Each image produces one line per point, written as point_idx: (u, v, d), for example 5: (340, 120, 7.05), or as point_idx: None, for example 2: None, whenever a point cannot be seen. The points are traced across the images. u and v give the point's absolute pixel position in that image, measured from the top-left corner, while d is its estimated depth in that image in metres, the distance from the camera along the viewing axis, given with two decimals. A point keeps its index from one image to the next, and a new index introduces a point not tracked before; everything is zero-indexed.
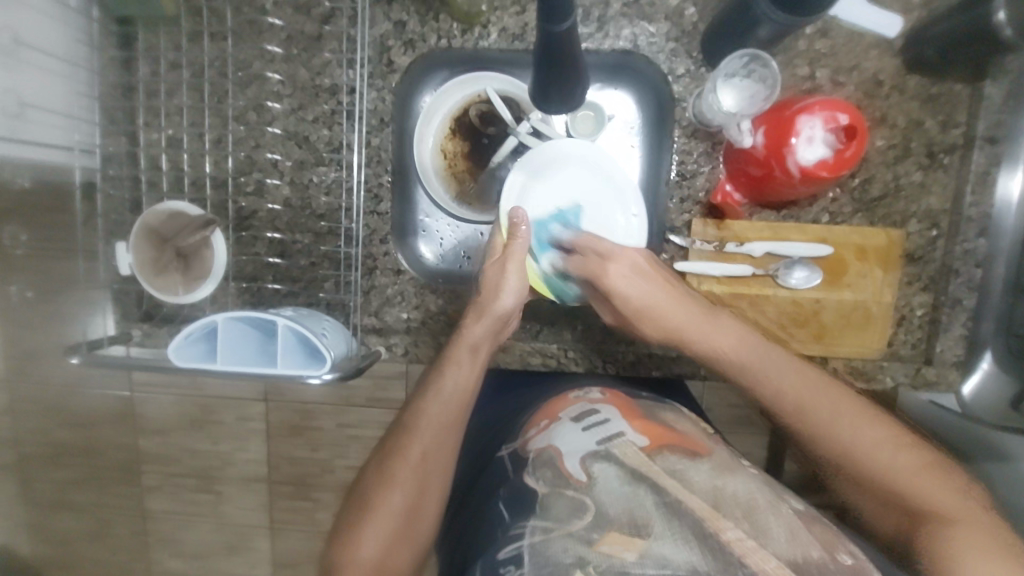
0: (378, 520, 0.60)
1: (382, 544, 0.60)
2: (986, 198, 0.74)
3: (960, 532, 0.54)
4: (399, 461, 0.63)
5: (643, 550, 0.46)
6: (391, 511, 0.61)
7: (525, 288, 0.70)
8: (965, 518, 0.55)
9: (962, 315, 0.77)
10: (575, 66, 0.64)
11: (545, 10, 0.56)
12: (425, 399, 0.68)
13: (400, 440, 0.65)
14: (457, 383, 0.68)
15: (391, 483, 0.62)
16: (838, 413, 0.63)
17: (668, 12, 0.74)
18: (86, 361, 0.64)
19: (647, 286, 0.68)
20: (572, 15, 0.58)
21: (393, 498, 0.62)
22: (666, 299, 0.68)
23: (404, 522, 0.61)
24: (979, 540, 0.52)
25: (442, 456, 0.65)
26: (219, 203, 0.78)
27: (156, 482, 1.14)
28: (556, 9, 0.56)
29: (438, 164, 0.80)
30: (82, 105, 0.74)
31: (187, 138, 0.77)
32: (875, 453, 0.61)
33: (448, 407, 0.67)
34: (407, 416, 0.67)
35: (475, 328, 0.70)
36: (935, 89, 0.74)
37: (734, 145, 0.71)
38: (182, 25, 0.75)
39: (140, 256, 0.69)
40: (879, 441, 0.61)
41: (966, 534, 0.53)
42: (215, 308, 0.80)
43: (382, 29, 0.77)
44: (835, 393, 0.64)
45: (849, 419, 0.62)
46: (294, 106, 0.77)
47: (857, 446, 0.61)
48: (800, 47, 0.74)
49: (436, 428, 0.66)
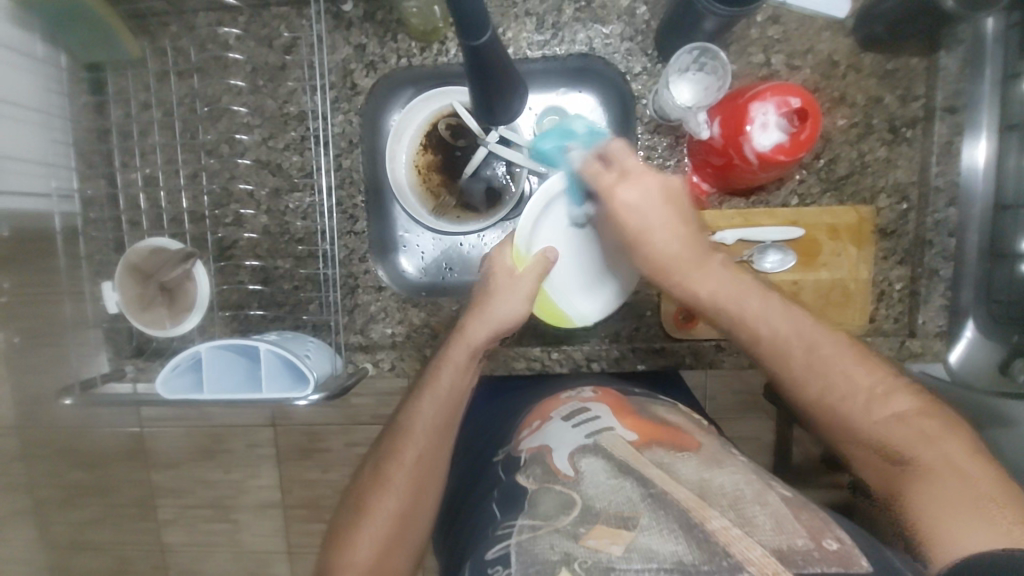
0: (373, 522, 0.62)
1: (377, 550, 0.61)
2: (954, 167, 0.74)
3: (954, 499, 0.51)
4: (394, 465, 0.65)
5: (629, 543, 0.46)
6: (386, 514, 0.63)
7: (523, 304, 0.69)
8: (977, 491, 0.51)
9: (941, 285, 0.77)
10: (505, 75, 0.65)
11: (460, 27, 0.58)
12: (419, 399, 0.69)
13: (397, 444, 0.67)
14: (451, 385, 0.69)
15: (386, 486, 0.64)
16: (852, 380, 0.60)
17: (620, 12, 0.76)
18: (82, 401, 0.66)
19: (651, 210, 0.65)
20: (489, 29, 0.59)
21: (388, 501, 0.63)
22: (660, 230, 0.65)
23: (399, 523, 0.63)
24: (958, 504, 0.50)
25: (434, 458, 0.67)
26: (198, 236, 0.81)
27: (171, 515, 1.16)
28: (471, 24, 0.58)
29: (412, 179, 0.81)
30: (60, 152, 0.76)
31: (163, 175, 0.80)
32: (900, 429, 0.57)
33: (443, 407, 0.68)
34: (404, 416, 0.69)
35: (478, 332, 0.70)
36: (891, 65, 0.75)
37: (694, 138, 0.73)
38: (150, 67, 0.78)
39: (126, 293, 0.71)
40: (902, 413, 0.58)
41: (964, 502, 0.50)
42: (204, 339, 0.81)
43: (343, 54, 0.78)
44: (843, 355, 0.61)
45: (838, 378, 0.60)
46: (265, 136, 0.79)
47: (867, 420, 0.58)
48: (753, 35, 0.75)
49: (430, 428, 0.67)
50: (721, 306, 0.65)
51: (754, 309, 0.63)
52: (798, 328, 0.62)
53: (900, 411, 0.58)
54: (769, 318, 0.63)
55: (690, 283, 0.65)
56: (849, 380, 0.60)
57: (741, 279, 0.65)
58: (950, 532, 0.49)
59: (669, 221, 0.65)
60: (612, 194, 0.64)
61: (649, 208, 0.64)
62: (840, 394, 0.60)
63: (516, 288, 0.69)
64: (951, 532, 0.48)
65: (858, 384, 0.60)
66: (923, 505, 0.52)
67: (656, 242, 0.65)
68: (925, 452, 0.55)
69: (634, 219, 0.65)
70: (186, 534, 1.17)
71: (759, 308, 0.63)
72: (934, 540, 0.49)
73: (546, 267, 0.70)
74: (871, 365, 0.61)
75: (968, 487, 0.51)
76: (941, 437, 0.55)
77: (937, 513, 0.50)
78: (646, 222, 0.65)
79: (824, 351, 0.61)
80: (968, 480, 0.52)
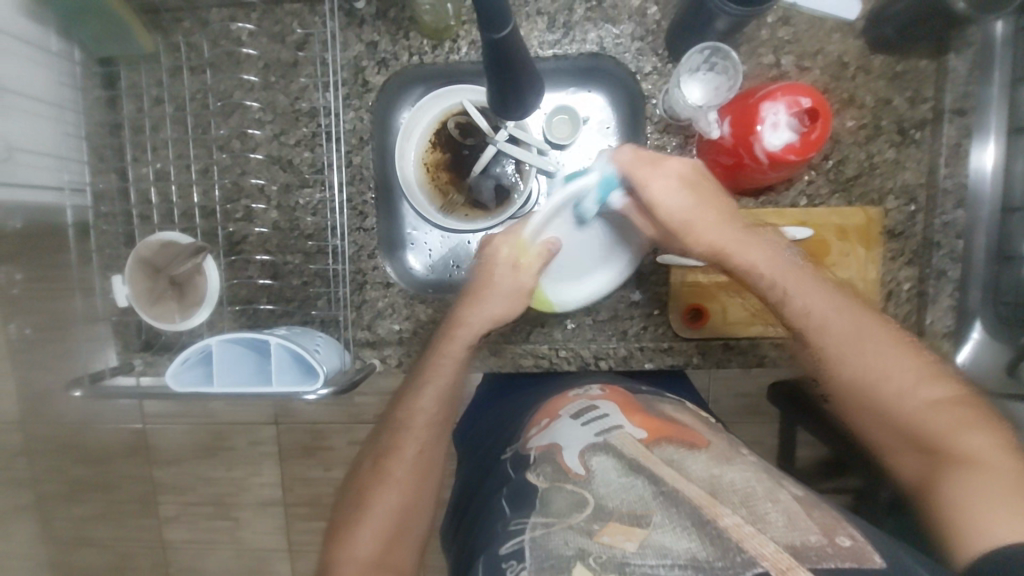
0: (375, 516, 0.63)
1: (379, 543, 0.62)
2: (962, 169, 0.75)
3: (989, 483, 0.54)
4: (394, 460, 0.66)
5: (643, 540, 0.47)
6: (387, 508, 0.64)
7: (515, 301, 0.73)
8: (1009, 473, 0.55)
9: (949, 286, 0.77)
10: (523, 72, 0.66)
11: (482, 19, 0.59)
12: (417, 396, 0.69)
13: (393, 437, 0.68)
14: (448, 380, 0.71)
15: (388, 480, 0.65)
16: (888, 364, 0.64)
17: (631, 12, 0.76)
18: (91, 394, 0.66)
19: (691, 198, 0.70)
20: (510, 24, 0.60)
21: (390, 494, 0.64)
22: (710, 216, 0.70)
23: (400, 517, 0.64)
24: (991, 487, 0.54)
25: (433, 453, 0.68)
26: (209, 230, 0.81)
27: (174, 512, 1.16)
28: (493, 18, 0.58)
29: (421, 177, 0.81)
30: (72, 146, 0.76)
31: (174, 170, 0.80)
32: (931, 413, 0.61)
33: (441, 402, 0.70)
34: (402, 411, 0.69)
35: (473, 329, 0.72)
36: (900, 67, 0.75)
37: (704, 137, 0.73)
38: (163, 61, 0.79)
39: (136, 286, 0.71)
40: (936, 400, 0.62)
41: (997, 490, 0.54)
42: (212, 333, 0.82)
43: (355, 51, 0.79)
44: (883, 340, 0.65)
45: (877, 362, 0.64)
46: (276, 132, 0.79)
47: (904, 406, 0.62)
48: (763, 36, 0.76)
49: (427, 423, 0.68)
50: (770, 281, 0.68)
51: (802, 287, 0.67)
52: (843, 310, 0.66)
53: (933, 396, 0.62)
54: (814, 300, 0.67)
55: (749, 256, 0.69)
56: (888, 363, 0.64)
57: (794, 261, 0.69)
58: (982, 518, 0.52)
59: (712, 204, 0.70)
60: (649, 186, 0.69)
61: (688, 194, 0.70)
62: (880, 381, 0.64)
63: (517, 282, 0.73)
64: (986, 517, 0.52)
65: (900, 370, 0.64)
66: (958, 489, 0.55)
67: (709, 225, 0.70)
68: (958, 439, 0.59)
69: (677, 209, 0.70)
70: (189, 531, 1.17)
71: (809, 287, 0.67)
72: (962, 530, 0.53)
73: (546, 260, 0.73)
74: (909, 349, 0.65)
75: (1001, 472, 0.55)
76: (973, 425, 0.60)
77: (968, 503, 0.54)
78: (688, 212, 0.69)
79: (865, 338, 0.65)
80: (998, 464, 0.56)
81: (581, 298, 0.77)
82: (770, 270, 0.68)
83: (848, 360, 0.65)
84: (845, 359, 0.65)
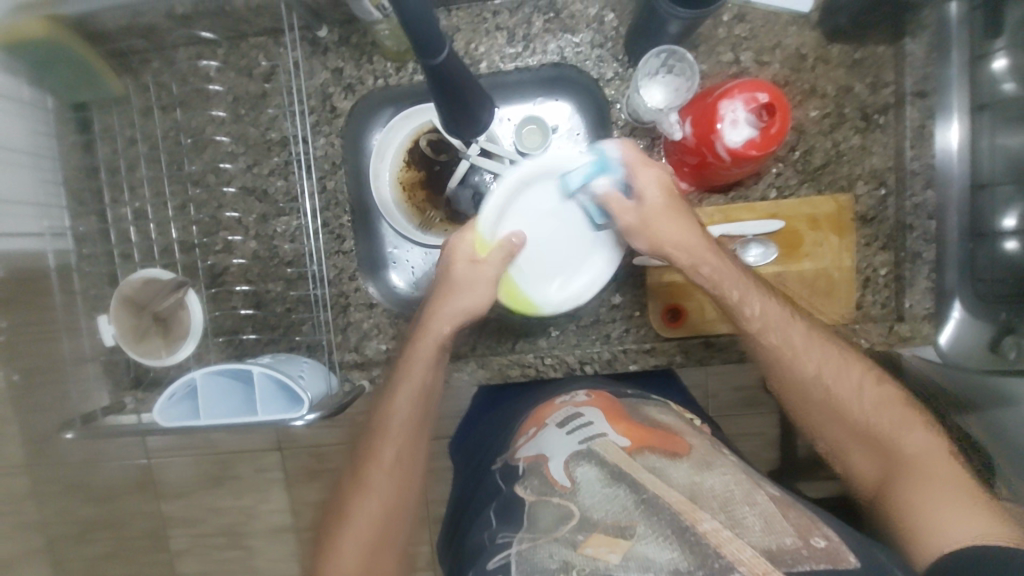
0: (354, 524, 0.65)
1: (361, 549, 0.64)
2: (928, 150, 0.75)
3: (940, 488, 0.60)
4: (372, 464, 0.67)
5: (627, 552, 0.47)
6: (366, 514, 0.65)
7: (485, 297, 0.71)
8: (949, 469, 0.62)
9: (925, 268, 0.77)
10: (466, 86, 0.66)
11: (417, 47, 0.59)
12: (392, 400, 0.70)
13: (376, 441, 0.69)
14: (421, 381, 0.70)
15: (366, 489, 0.66)
16: (841, 373, 0.68)
17: (588, 20, 0.77)
18: (84, 433, 0.67)
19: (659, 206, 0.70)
20: (445, 47, 0.60)
21: (369, 502, 0.66)
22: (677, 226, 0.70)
23: (381, 521, 0.65)
24: (941, 488, 0.60)
25: (412, 453, 0.69)
26: (190, 265, 0.82)
27: (186, 544, 1.17)
28: (426, 45, 0.58)
29: (397, 199, 0.83)
30: (53, 192, 0.78)
31: (152, 208, 0.82)
32: (876, 412, 0.66)
33: (416, 407, 0.70)
34: (379, 416, 0.70)
35: (438, 328, 0.71)
36: (859, 54, 0.76)
37: (669, 139, 0.74)
38: (134, 103, 0.80)
39: (121, 325, 0.72)
40: (884, 399, 0.67)
41: (941, 491, 0.60)
42: (201, 365, 0.83)
43: (321, 79, 0.80)
44: (835, 347, 0.69)
45: (833, 368, 0.68)
46: (249, 163, 0.81)
47: (855, 409, 0.67)
48: (720, 35, 0.77)
49: (406, 427, 0.69)
50: (726, 292, 0.69)
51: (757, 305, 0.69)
52: (798, 325, 0.69)
53: (880, 397, 0.67)
54: (777, 314, 0.69)
55: (705, 262, 0.69)
56: (840, 371, 0.68)
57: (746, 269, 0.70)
58: (943, 521, 0.58)
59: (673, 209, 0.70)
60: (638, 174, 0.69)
61: (657, 205, 0.70)
62: (836, 389, 0.67)
63: (476, 274, 0.70)
64: (944, 518, 0.58)
65: (853, 375, 0.68)
66: (910, 491, 0.62)
67: (671, 234, 0.70)
68: (907, 441, 0.65)
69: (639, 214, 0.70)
70: (202, 562, 1.18)
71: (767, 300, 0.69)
72: (935, 533, 0.57)
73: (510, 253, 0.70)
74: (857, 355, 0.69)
75: (944, 474, 0.62)
76: (919, 428, 0.65)
77: (930, 507, 0.59)
78: (656, 210, 0.69)
79: (819, 343, 0.69)
80: (941, 466, 0.62)
81: (557, 301, 0.73)
82: (727, 277, 0.69)
83: (803, 368, 0.68)
84: (798, 361, 0.68)
